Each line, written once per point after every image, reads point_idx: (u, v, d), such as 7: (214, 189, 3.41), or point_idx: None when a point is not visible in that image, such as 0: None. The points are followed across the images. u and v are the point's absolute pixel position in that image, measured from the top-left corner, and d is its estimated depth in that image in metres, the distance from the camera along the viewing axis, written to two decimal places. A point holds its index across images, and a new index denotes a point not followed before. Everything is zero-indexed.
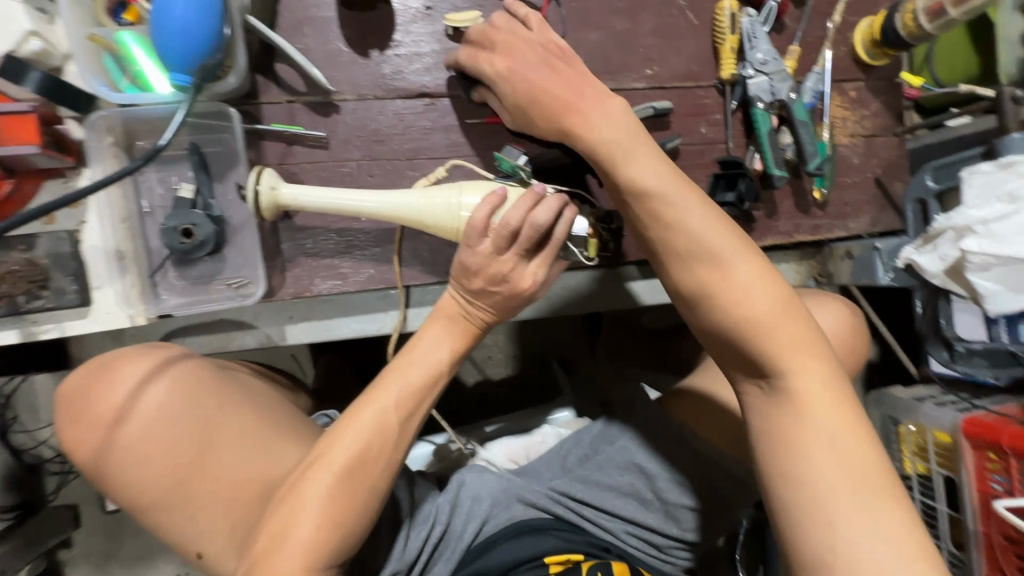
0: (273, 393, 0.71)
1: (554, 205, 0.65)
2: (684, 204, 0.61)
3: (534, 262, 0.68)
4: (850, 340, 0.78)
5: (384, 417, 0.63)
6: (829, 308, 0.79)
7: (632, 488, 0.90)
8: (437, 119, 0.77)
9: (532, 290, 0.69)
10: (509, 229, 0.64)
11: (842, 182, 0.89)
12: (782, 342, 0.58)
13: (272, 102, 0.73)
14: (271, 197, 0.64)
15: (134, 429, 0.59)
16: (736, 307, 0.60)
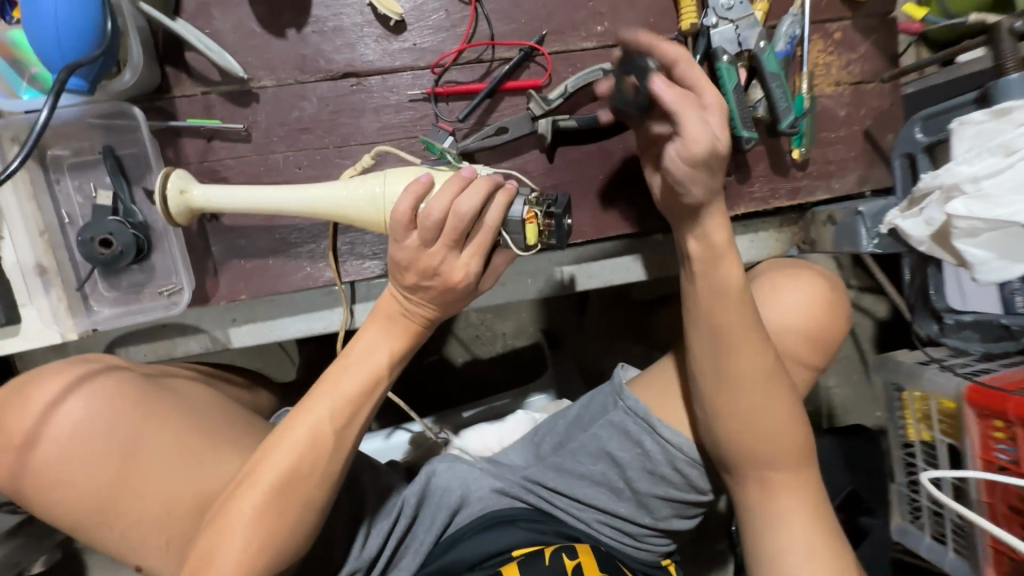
0: (213, 395, 0.70)
1: (482, 189, 0.59)
2: (717, 296, 0.62)
3: (467, 252, 0.62)
4: (827, 316, 0.71)
5: (315, 428, 0.62)
6: (804, 283, 0.71)
7: (607, 480, 0.85)
8: (366, 100, 0.71)
9: (468, 282, 0.64)
10: (432, 219, 0.59)
11: (824, 138, 0.80)
12: (776, 436, 0.65)
13: (185, 95, 0.68)
14: (181, 201, 0.61)
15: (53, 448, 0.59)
16: (743, 400, 0.64)
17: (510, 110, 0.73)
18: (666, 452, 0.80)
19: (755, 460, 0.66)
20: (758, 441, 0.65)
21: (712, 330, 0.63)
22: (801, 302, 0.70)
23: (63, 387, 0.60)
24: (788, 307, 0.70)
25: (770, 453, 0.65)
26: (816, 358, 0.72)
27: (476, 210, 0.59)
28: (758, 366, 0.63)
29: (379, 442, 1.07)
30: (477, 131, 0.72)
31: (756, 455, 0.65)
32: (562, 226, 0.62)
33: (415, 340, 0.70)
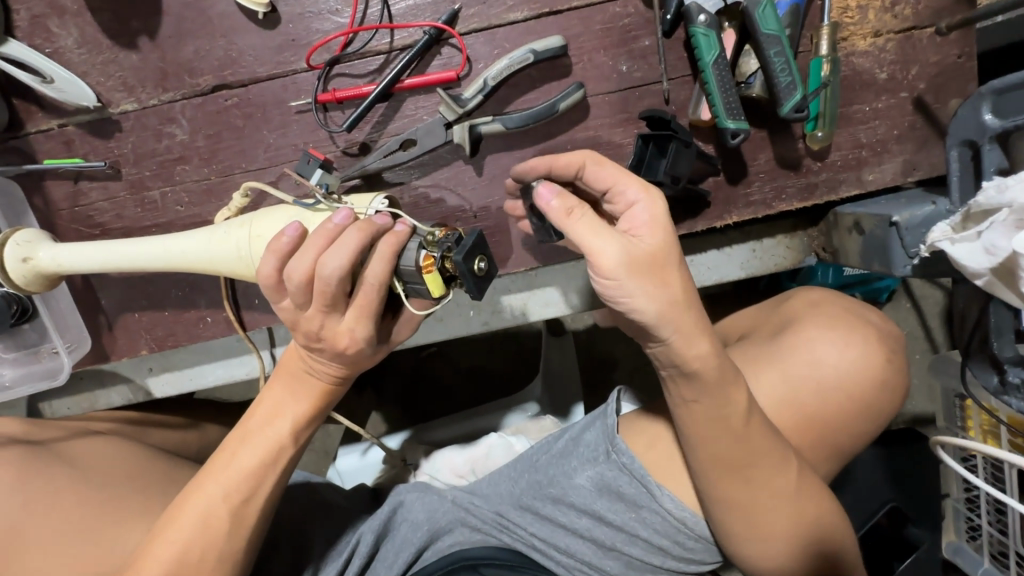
0: (130, 449, 0.64)
1: (353, 244, 0.46)
2: (711, 428, 0.51)
3: (349, 315, 0.50)
4: (875, 385, 0.59)
5: (208, 508, 0.55)
6: (851, 346, 0.59)
7: (587, 531, 0.75)
8: (245, 116, 0.59)
9: (358, 350, 0.51)
10: (295, 285, 0.47)
11: (854, 113, 0.59)
12: (796, 550, 0.57)
13: (40, 130, 0.58)
14: (27, 271, 0.53)
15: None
16: (753, 525, 0.55)
17: (421, 114, 0.58)
18: (664, 521, 0.71)
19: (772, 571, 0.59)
20: (774, 557, 0.57)
21: (712, 465, 0.52)
22: (843, 366, 0.58)
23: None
24: (826, 379, 0.58)
25: (787, 566, 0.58)
26: (849, 427, 0.59)
27: (344, 270, 0.46)
28: (767, 491, 0.54)
29: (355, 459, 1.02)
30: (379, 147, 0.58)
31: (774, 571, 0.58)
32: (467, 275, 0.44)
33: (324, 400, 0.60)
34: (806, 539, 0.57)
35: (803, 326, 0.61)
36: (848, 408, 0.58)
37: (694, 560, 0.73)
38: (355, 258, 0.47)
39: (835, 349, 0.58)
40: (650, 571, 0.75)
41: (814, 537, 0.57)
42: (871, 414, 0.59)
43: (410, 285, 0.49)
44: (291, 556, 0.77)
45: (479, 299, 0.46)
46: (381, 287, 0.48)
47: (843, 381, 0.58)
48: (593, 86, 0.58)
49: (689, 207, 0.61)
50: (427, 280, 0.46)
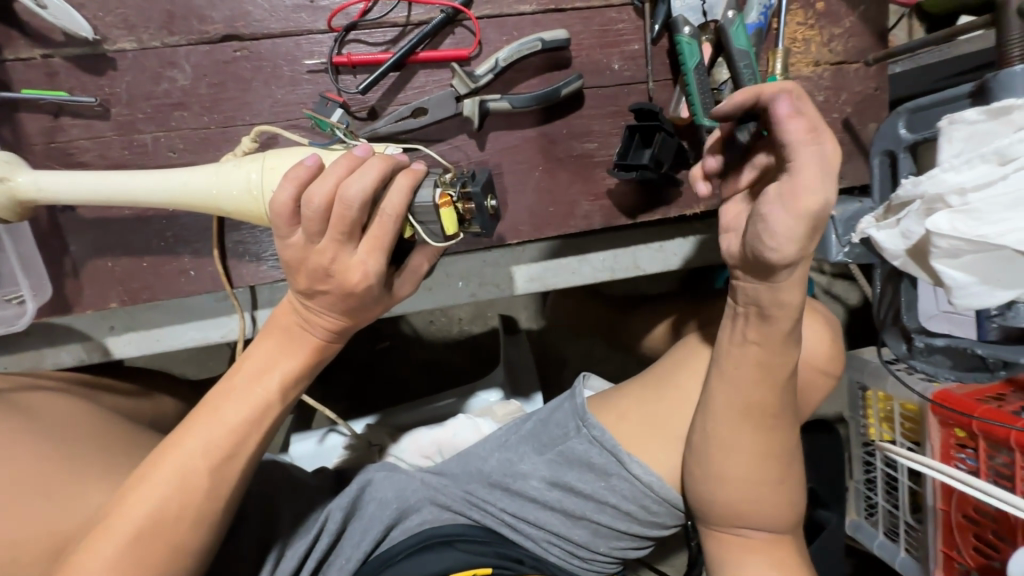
0: (90, 413, 0.61)
1: (376, 170, 0.49)
2: None
3: (362, 247, 0.51)
4: (823, 361, 0.68)
5: (186, 464, 0.51)
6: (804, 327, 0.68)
7: (557, 502, 0.78)
8: (253, 69, 0.59)
9: (368, 285, 0.53)
10: (314, 208, 0.49)
11: None
12: (767, 504, 0.63)
13: (20, 58, 0.55)
14: (2, 191, 0.50)
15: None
16: (735, 472, 0.61)
17: (432, 86, 0.62)
18: (633, 487, 0.75)
19: (736, 525, 0.65)
20: (747, 509, 0.63)
21: (723, 408, 0.60)
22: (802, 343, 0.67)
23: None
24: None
25: (755, 520, 0.64)
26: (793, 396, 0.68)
27: (366, 196, 0.48)
28: (754, 440, 0.61)
29: (311, 446, 0.99)
30: (391, 111, 0.60)
31: (743, 524, 0.64)
32: (485, 208, 0.51)
33: (314, 356, 0.57)
34: (768, 500, 0.63)
35: None
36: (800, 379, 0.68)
37: (657, 525, 0.79)
38: (374, 186, 0.49)
39: None
40: (614, 538, 0.80)
41: (775, 499, 0.63)
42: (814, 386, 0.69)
43: (423, 227, 0.53)
44: (245, 537, 0.73)
45: (492, 233, 0.53)
46: (396, 217, 0.50)
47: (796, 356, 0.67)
48: (589, 80, 0.65)
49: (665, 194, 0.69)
50: (447, 214, 0.50)
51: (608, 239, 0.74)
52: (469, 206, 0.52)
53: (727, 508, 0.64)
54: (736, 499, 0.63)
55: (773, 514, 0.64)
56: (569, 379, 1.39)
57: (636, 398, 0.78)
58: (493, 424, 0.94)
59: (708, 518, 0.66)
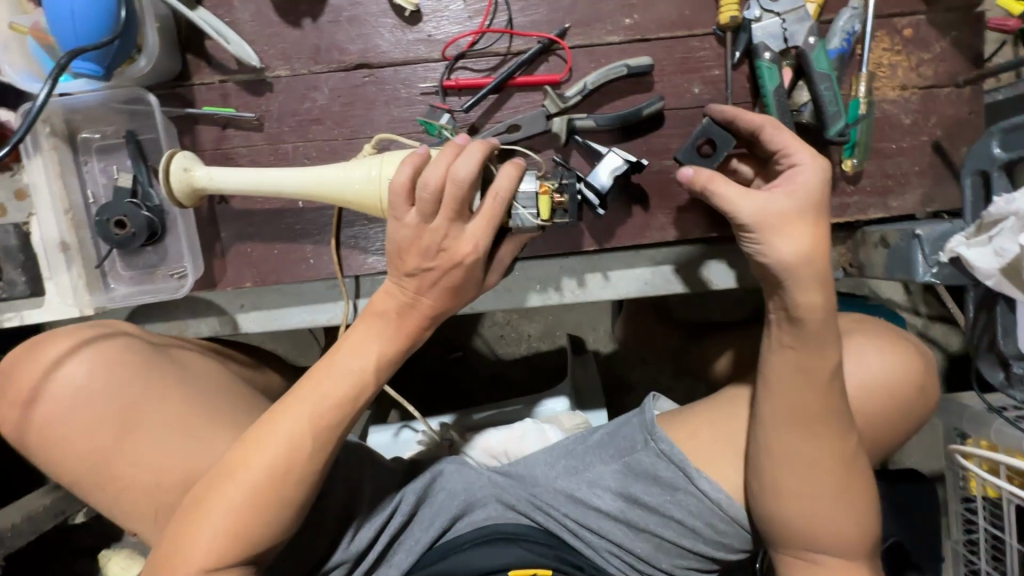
0: (220, 371, 0.70)
1: (476, 155, 0.56)
2: (783, 371, 0.60)
3: (473, 224, 0.59)
4: (921, 393, 0.65)
5: (296, 424, 0.59)
6: (895, 353, 0.65)
7: (620, 513, 0.79)
8: (377, 91, 0.69)
9: (476, 257, 0.59)
10: (429, 191, 0.56)
11: (883, 149, 0.71)
12: (841, 525, 0.62)
13: (204, 83, 0.69)
14: (185, 179, 0.63)
15: (52, 402, 0.60)
16: (798, 487, 0.61)
17: (526, 106, 0.70)
18: (700, 503, 0.75)
19: (808, 548, 0.64)
20: (811, 527, 0.62)
21: (786, 414, 0.60)
22: (895, 370, 0.64)
23: (54, 355, 0.61)
24: (870, 383, 0.64)
25: (818, 540, 0.63)
26: (887, 426, 0.65)
27: (474, 175, 0.56)
28: (822, 455, 0.60)
29: (387, 437, 1.06)
30: (488, 127, 0.69)
31: (808, 543, 0.63)
32: (577, 199, 0.63)
33: (408, 341, 0.63)
34: (838, 521, 0.62)
35: (854, 336, 0.67)
36: (892, 407, 0.64)
37: (725, 548, 0.77)
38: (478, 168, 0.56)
39: (883, 356, 0.64)
40: (678, 556, 0.79)
41: (846, 522, 0.62)
42: (909, 416, 0.65)
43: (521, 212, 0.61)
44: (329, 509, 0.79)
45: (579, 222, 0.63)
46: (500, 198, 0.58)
47: (891, 385, 0.64)
48: (670, 102, 0.70)
49: None
50: (548, 198, 0.60)
51: (682, 251, 0.76)
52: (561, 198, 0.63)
53: (800, 527, 0.62)
54: (810, 516, 0.62)
55: (846, 536, 0.62)
56: (633, 404, 1.40)
57: (708, 413, 0.79)
58: (559, 432, 0.96)
59: (778, 538, 0.65)
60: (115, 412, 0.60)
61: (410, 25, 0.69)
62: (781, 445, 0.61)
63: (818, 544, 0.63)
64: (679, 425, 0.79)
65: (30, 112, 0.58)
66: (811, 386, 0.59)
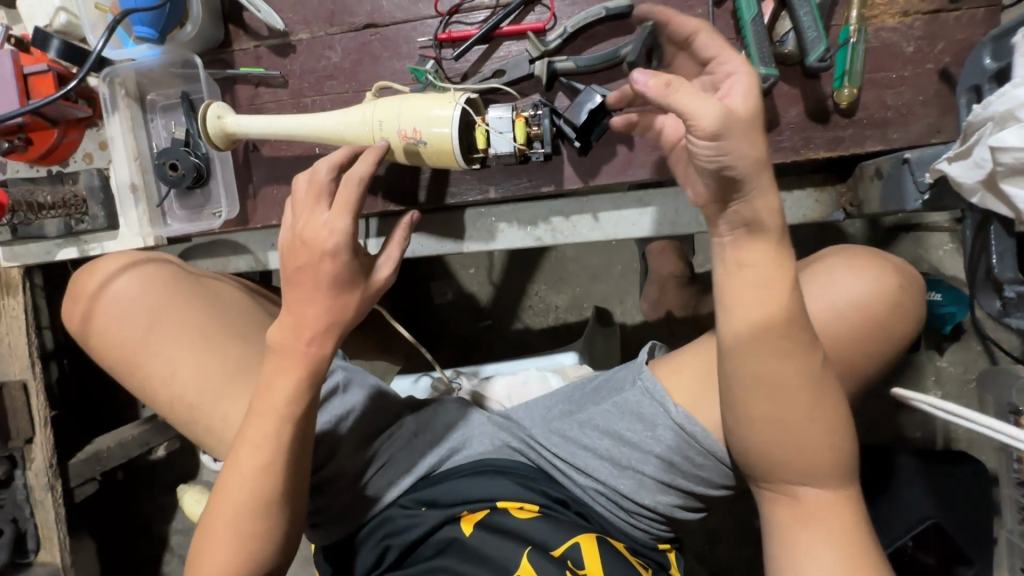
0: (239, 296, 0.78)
1: (339, 153, 0.64)
2: (760, 291, 0.57)
3: (330, 210, 0.62)
4: (886, 316, 0.69)
5: (268, 427, 0.63)
6: (867, 272, 0.69)
7: (605, 450, 0.81)
8: (382, 48, 0.78)
9: (338, 242, 0.61)
10: (303, 189, 0.64)
11: (882, 79, 0.68)
12: (816, 447, 0.61)
13: (242, 48, 0.81)
14: (218, 125, 0.74)
15: (104, 307, 0.70)
16: (789, 418, 0.59)
17: (512, 54, 0.75)
18: (676, 437, 0.76)
19: (784, 477, 0.63)
20: (785, 453, 0.61)
21: (755, 338, 0.57)
22: (865, 290, 0.68)
23: (108, 272, 0.72)
24: (840, 301, 0.68)
25: (803, 471, 0.62)
26: (855, 346, 0.68)
27: (333, 171, 0.63)
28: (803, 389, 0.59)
29: (408, 383, 1.15)
30: (479, 73, 0.75)
31: (793, 474, 0.62)
32: (551, 132, 0.70)
33: (321, 357, 0.64)
34: (814, 448, 0.61)
35: (829, 262, 0.72)
36: (862, 326, 0.68)
37: (704, 484, 0.78)
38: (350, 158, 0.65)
39: (853, 277, 0.69)
40: (660, 493, 0.80)
41: (819, 446, 0.61)
42: (880, 335, 0.69)
43: (497, 140, 0.69)
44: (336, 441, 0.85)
45: (550, 152, 0.71)
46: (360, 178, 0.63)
47: (859, 304, 0.68)
48: None
49: None
50: (522, 121, 0.67)
51: (670, 194, 0.78)
52: (536, 130, 0.70)
53: (778, 456, 0.62)
54: (785, 443, 0.61)
55: (819, 466, 0.62)
56: None
57: (691, 352, 0.80)
58: (561, 380, 1.00)
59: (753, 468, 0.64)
60: (147, 322, 0.70)
61: None
62: (754, 371, 0.59)
63: (796, 475, 0.62)
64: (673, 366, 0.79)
65: (91, 60, 0.71)
66: (781, 327, 0.57)
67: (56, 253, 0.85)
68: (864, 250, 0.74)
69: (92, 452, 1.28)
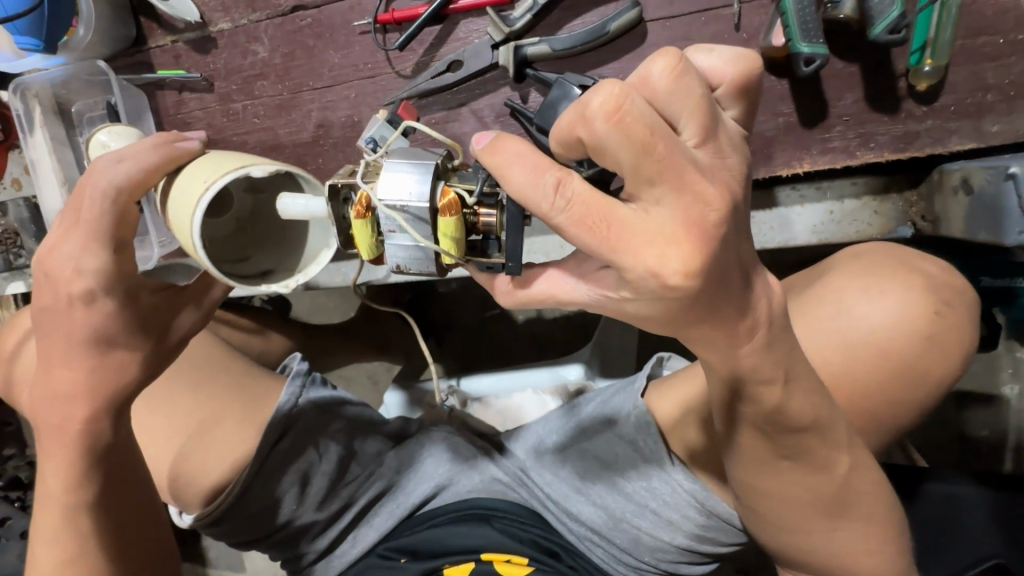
0: None
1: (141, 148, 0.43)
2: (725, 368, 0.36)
3: (76, 243, 0.43)
4: (920, 352, 0.47)
5: (87, 461, 0.47)
6: (890, 291, 0.48)
7: (599, 497, 0.70)
8: (316, 36, 0.63)
9: (82, 290, 0.43)
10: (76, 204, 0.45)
11: (980, 46, 0.49)
12: (845, 534, 0.45)
13: (158, 45, 0.68)
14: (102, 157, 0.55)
15: (21, 372, 0.60)
16: (772, 518, 0.45)
17: (473, 36, 0.58)
18: (674, 492, 0.64)
19: (804, 564, 0.48)
20: (801, 539, 0.46)
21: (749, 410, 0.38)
22: (885, 318, 0.47)
23: (27, 327, 0.61)
24: (848, 336, 0.47)
25: (826, 556, 0.46)
26: (887, 409, 0.48)
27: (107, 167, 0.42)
28: (800, 488, 0.43)
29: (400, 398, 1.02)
30: (432, 64, 0.59)
31: (805, 568, 0.48)
32: (517, 219, 0.34)
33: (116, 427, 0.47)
34: (843, 525, 0.44)
35: (845, 275, 0.50)
36: (876, 371, 0.47)
37: (711, 541, 0.66)
38: (149, 179, 0.43)
39: (874, 301, 0.48)
40: (662, 551, 0.68)
41: (850, 525, 0.44)
42: (910, 380, 0.47)
43: (398, 241, 0.36)
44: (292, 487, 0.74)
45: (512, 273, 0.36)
46: (121, 201, 0.43)
47: (876, 337, 0.47)
48: (654, 11, 0.54)
49: (750, 150, 0.54)
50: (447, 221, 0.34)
51: None
52: (486, 218, 0.35)
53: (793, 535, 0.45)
54: (794, 521, 0.45)
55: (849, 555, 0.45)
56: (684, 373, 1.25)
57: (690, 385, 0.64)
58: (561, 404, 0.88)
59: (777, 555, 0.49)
60: None
61: None
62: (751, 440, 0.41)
63: (818, 562, 0.46)
64: (667, 394, 0.65)
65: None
66: (782, 438, 0.40)
67: (5, 288, 0.77)
68: (887, 256, 0.50)
69: None
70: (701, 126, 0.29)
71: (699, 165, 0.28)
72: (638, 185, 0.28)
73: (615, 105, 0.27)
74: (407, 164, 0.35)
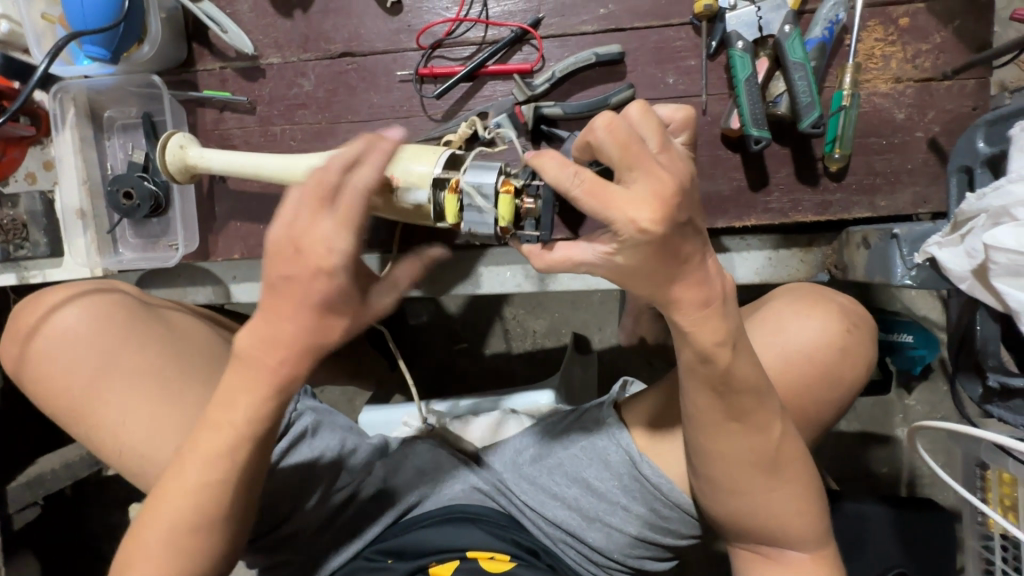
0: (203, 330, 0.70)
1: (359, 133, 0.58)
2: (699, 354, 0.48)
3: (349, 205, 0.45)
4: (835, 364, 0.62)
5: None
6: (814, 315, 0.62)
7: (574, 500, 0.77)
8: (360, 79, 0.73)
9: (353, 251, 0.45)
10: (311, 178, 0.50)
11: (872, 144, 0.67)
12: (779, 497, 0.56)
13: (206, 69, 0.75)
14: (178, 155, 0.67)
15: (42, 346, 0.62)
16: (732, 484, 0.56)
17: (498, 94, 0.71)
18: (644, 489, 0.73)
19: (751, 531, 0.59)
20: (754, 506, 0.57)
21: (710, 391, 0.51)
22: (812, 336, 0.62)
23: (47, 309, 0.64)
24: (788, 349, 0.61)
25: (767, 521, 0.57)
26: (811, 407, 0.61)
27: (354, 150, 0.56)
28: (750, 449, 0.54)
29: (378, 417, 1.06)
30: (461, 113, 0.71)
31: (754, 534, 0.59)
32: (548, 204, 0.51)
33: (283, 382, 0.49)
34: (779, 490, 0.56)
35: (778, 303, 0.65)
36: (803, 376, 0.61)
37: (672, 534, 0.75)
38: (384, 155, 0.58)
39: (802, 322, 0.62)
40: (630, 546, 0.77)
41: (778, 488, 0.56)
42: (830, 384, 0.62)
43: (470, 211, 0.54)
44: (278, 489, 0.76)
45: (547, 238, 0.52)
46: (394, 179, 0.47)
47: (807, 351, 0.61)
48: (642, 93, 0.70)
49: (712, 205, 0.69)
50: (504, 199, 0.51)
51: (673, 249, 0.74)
52: (528, 204, 0.53)
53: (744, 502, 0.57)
54: (740, 490, 0.56)
55: (787, 519, 0.57)
56: None
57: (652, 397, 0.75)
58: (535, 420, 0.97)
59: (725, 523, 0.60)
60: (94, 366, 0.61)
61: (393, 17, 0.72)
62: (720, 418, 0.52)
63: (766, 526, 0.58)
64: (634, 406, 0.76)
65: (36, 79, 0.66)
66: (730, 395, 0.51)
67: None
68: (810, 291, 0.66)
69: (32, 475, 1.04)
70: (661, 140, 0.42)
71: (663, 161, 0.41)
72: (623, 173, 0.41)
73: (611, 117, 0.41)
74: (483, 164, 0.54)
